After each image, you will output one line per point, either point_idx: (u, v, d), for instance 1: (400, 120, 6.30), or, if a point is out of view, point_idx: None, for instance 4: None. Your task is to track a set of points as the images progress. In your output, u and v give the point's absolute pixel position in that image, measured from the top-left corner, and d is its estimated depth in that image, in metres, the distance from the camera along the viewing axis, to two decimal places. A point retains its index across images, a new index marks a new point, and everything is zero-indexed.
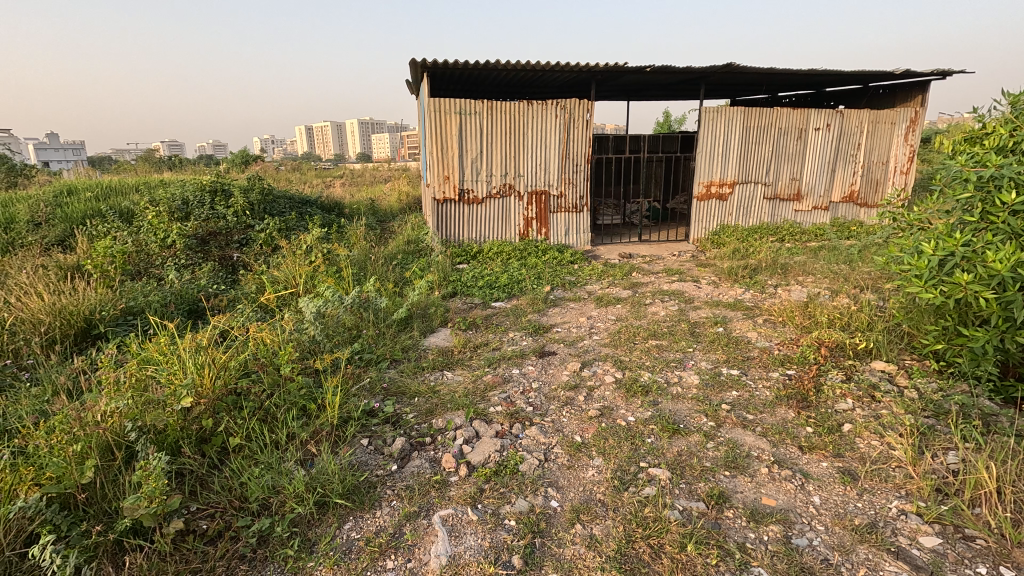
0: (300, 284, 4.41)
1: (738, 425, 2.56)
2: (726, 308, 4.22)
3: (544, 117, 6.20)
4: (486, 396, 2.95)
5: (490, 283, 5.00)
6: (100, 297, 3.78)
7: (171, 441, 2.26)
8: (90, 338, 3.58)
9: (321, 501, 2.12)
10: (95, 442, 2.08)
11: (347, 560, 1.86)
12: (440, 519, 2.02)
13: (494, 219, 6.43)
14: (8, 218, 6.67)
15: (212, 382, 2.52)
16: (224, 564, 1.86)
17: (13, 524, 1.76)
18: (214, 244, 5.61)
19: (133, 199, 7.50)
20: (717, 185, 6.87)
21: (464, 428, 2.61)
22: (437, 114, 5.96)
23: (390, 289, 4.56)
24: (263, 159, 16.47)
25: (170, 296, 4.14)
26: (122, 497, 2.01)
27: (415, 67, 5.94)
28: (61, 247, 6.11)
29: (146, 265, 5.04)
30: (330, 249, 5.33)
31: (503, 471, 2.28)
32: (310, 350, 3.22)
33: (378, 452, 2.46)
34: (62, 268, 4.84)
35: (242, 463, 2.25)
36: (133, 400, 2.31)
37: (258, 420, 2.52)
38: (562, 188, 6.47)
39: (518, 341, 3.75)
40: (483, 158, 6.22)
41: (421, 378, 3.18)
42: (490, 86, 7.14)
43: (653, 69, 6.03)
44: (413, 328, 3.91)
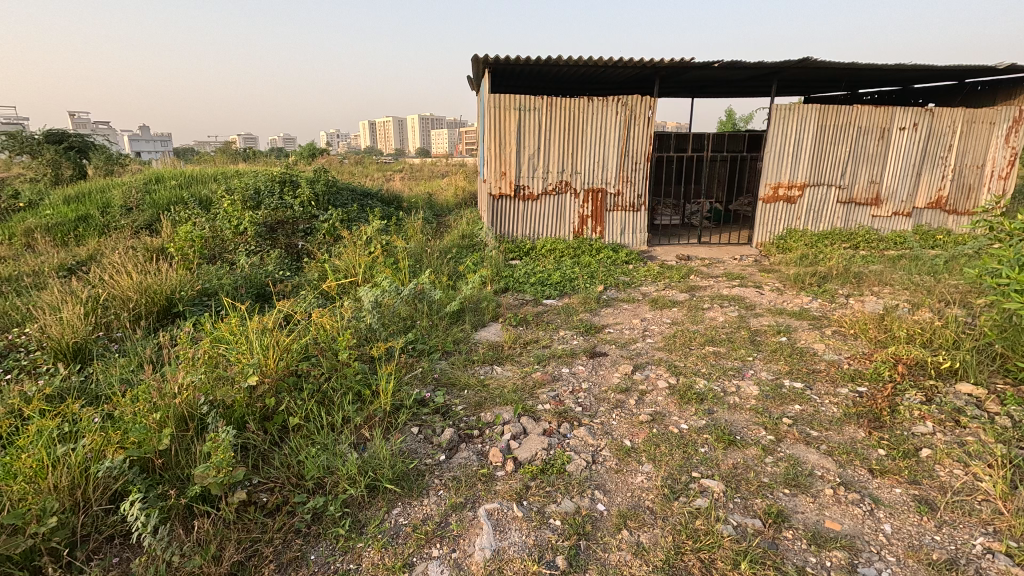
0: (359, 273, 4.57)
1: (800, 441, 2.42)
2: (791, 317, 3.99)
3: (604, 113, 6.09)
4: (535, 393, 2.94)
5: (543, 280, 4.98)
6: (180, 278, 4.08)
7: (238, 415, 2.40)
8: (170, 315, 3.87)
9: (372, 485, 2.18)
10: (172, 412, 2.25)
11: (395, 545, 1.91)
12: (485, 512, 2.03)
13: (548, 216, 6.40)
14: (105, 202, 7.34)
15: (275, 363, 2.65)
16: (281, 536, 1.95)
17: (101, 482, 1.94)
18: (281, 232, 5.94)
19: (211, 187, 8.04)
20: (786, 187, 6.51)
21: (512, 423, 2.62)
22: (497, 110, 5.99)
23: (443, 282, 4.65)
24: (329, 153, 17.21)
25: (241, 280, 4.41)
26: (193, 465, 2.16)
27: (477, 64, 6.00)
28: (148, 231, 6.64)
29: (221, 250, 5.39)
30: (389, 241, 5.50)
31: (550, 469, 2.27)
32: (367, 338, 3.34)
33: (427, 441, 2.51)
34: (149, 250, 5.27)
35: (300, 442, 2.36)
36: (206, 375, 2.48)
37: (317, 401, 2.64)
38: (619, 186, 6.34)
39: (569, 340, 3.71)
40: (541, 155, 6.19)
41: (471, 371, 3.21)
42: (551, 82, 7.08)
43: (722, 64, 5.78)
44: (464, 321, 3.97)
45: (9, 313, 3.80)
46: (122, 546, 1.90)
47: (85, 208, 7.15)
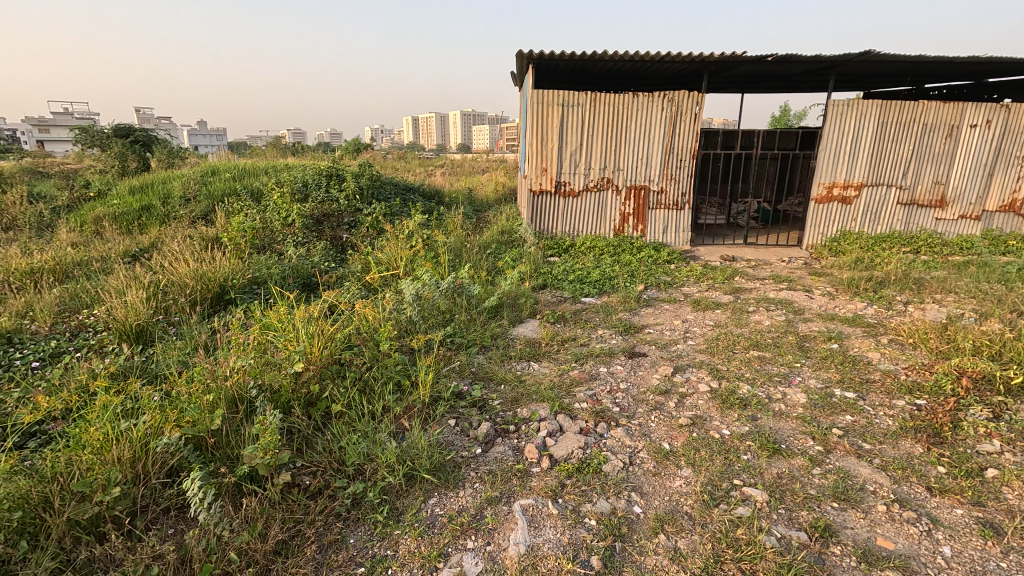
0: (401, 266, 4.65)
1: (851, 454, 2.31)
2: (843, 323, 3.81)
3: (649, 109, 5.97)
4: (572, 392, 2.92)
5: (582, 278, 4.93)
6: (233, 267, 4.28)
7: (285, 400, 2.49)
8: (222, 302, 4.05)
9: (410, 474, 2.23)
10: (224, 394, 2.37)
11: (431, 534, 1.94)
12: (520, 508, 2.04)
13: (589, 213, 6.33)
14: (165, 193, 7.75)
15: (320, 351, 2.74)
16: (323, 519, 2.02)
17: (160, 457, 2.06)
18: (327, 225, 6.13)
19: (262, 180, 8.36)
20: (841, 186, 6.21)
21: (548, 420, 2.61)
22: (540, 105, 5.97)
23: (482, 277, 4.68)
24: (372, 148, 17.58)
25: (289, 271, 4.58)
26: (241, 445, 2.26)
27: (521, 59, 5.99)
28: (205, 221, 6.98)
29: (271, 241, 5.61)
30: (430, 236, 5.58)
31: (586, 469, 2.25)
32: (407, 329, 3.40)
33: (464, 434, 2.54)
34: (205, 239, 5.54)
35: (342, 429, 2.43)
36: (255, 360, 2.59)
37: (358, 389, 2.71)
38: (663, 184, 6.21)
39: (608, 339, 3.66)
40: (583, 151, 6.13)
41: (508, 367, 3.22)
42: (595, 77, 6.99)
43: (776, 58, 5.55)
44: (502, 316, 3.98)
45: (80, 295, 4.07)
46: (176, 518, 2.00)
47: (148, 198, 7.57)
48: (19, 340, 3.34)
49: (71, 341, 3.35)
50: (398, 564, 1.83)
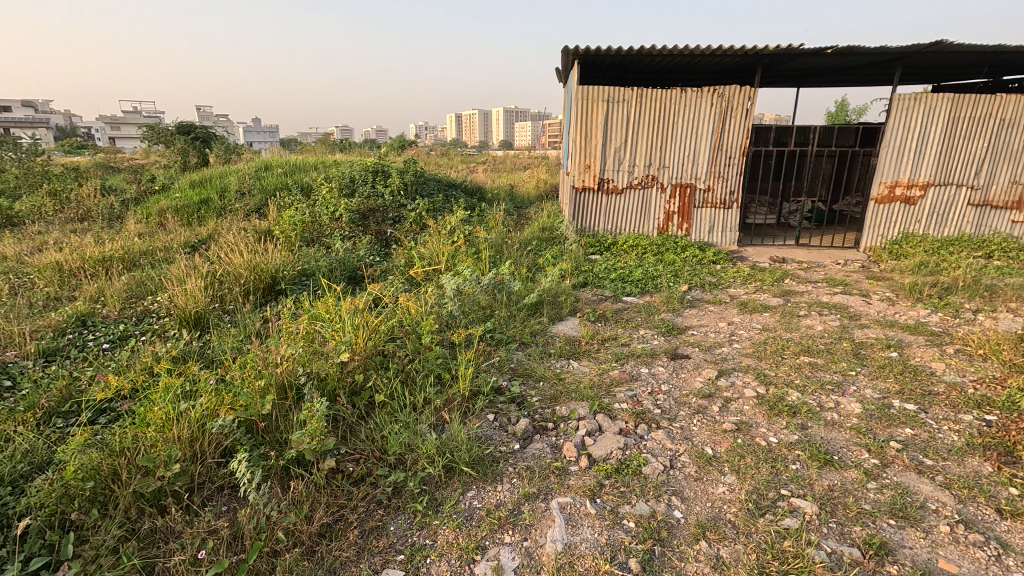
0: (443, 261, 4.70)
1: (911, 469, 2.17)
2: (904, 330, 3.60)
3: (698, 105, 5.81)
4: (612, 391, 2.88)
5: (624, 276, 4.86)
6: (284, 259, 4.46)
7: (331, 388, 2.58)
8: (274, 292, 4.22)
9: (449, 466, 2.26)
10: (274, 381, 2.47)
11: (469, 526, 1.96)
12: (558, 506, 2.03)
13: (632, 211, 6.23)
14: (222, 187, 8.15)
15: (365, 342, 2.82)
16: (365, 505, 2.07)
17: (215, 438, 2.17)
18: (372, 220, 6.29)
19: (312, 175, 8.65)
20: (904, 186, 5.85)
21: (587, 420, 2.59)
22: (585, 102, 5.91)
23: (523, 274, 4.68)
24: (417, 144, 17.87)
25: (336, 264, 4.72)
26: (290, 430, 2.35)
27: (566, 55, 5.95)
28: (258, 214, 7.29)
29: (319, 234, 5.80)
30: (471, 232, 5.63)
31: (625, 470, 2.22)
32: (448, 324, 3.45)
33: (503, 429, 2.55)
34: (258, 231, 5.80)
35: (385, 418, 2.48)
36: (304, 349, 2.69)
37: (401, 380, 2.77)
38: (710, 182, 6.03)
39: (649, 340, 3.59)
40: (628, 148, 6.03)
41: (547, 364, 3.21)
42: (642, 72, 6.85)
43: (836, 51, 5.28)
44: (542, 313, 3.98)
45: (145, 283, 4.34)
46: (229, 497, 2.10)
47: (207, 191, 7.98)
48: (93, 323, 3.59)
49: (137, 326, 3.58)
50: (435, 553, 1.86)
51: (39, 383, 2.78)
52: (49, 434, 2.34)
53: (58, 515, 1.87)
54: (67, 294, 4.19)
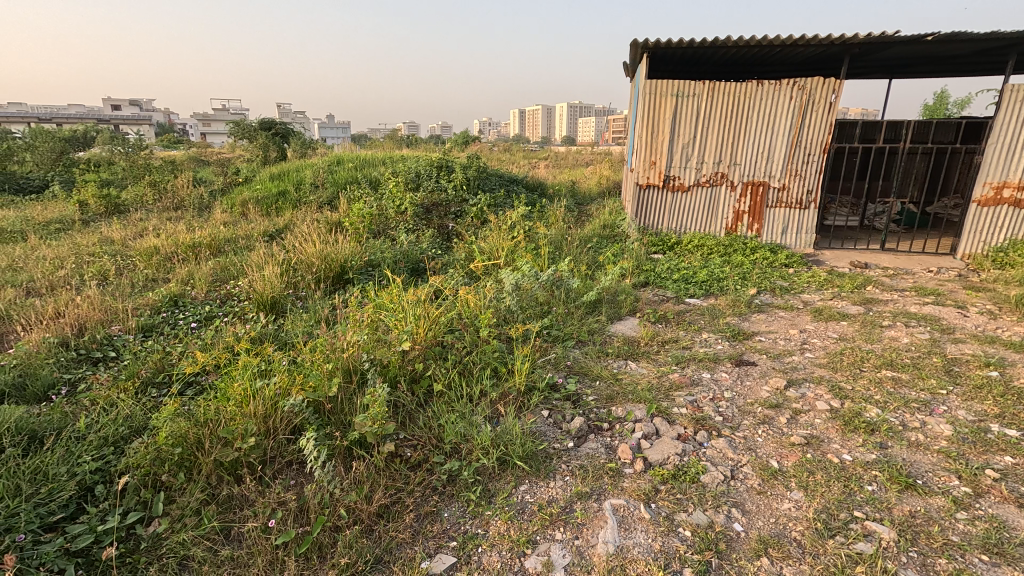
0: (502, 256, 4.73)
1: (1010, 502, 1.96)
2: (1007, 348, 3.24)
3: (775, 98, 5.50)
4: (671, 395, 2.80)
5: (687, 277, 4.70)
6: (352, 250, 4.67)
7: (392, 374, 2.68)
8: (342, 281, 4.43)
9: (502, 458, 2.29)
10: (341, 365, 2.60)
11: (520, 520, 1.98)
12: (611, 507, 2.01)
13: (699, 209, 5.99)
14: (298, 180, 8.64)
15: (425, 332, 2.91)
16: (421, 490, 2.14)
17: (287, 415, 2.32)
18: (435, 213, 6.44)
19: (380, 169, 8.98)
20: (1014, 187, 5.25)
21: (644, 423, 2.53)
22: (653, 96, 5.75)
23: (582, 271, 4.64)
24: (480, 140, 18.08)
25: (400, 256, 4.89)
26: (353, 413, 2.46)
27: (635, 49, 5.80)
28: (329, 206, 7.67)
29: (385, 227, 6.02)
30: (531, 227, 5.63)
31: (682, 476, 2.15)
32: (505, 318, 3.49)
33: (557, 426, 2.55)
34: (330, 223, 6.10)
35: (442, 408, 2.55)
36: (369, 336, 2.81)
37: (458, 371, 2.83)
38: (785, 180, 5.69)
39: (712, 344, 3.46)
40: (696, 144, 5.80)
41: (604, 363, 3.17)
42: (715, 64, 6.55)
43: (937, 38, 4.81)
44: (601, 312, 3.93)
45: (229, 268, 4.69)
46: (297, 471, 2.23)
47: (284, 184, 8.48)
48: (183, 303, 3.93)
49: (220, 307, 3.87)
50: (487, 543, 1.89)
51: (138, 355, 3.08)
52: (145, 402, 2.59)
53: (151, 476, 2.08)
54: (162, 276, 4.60)
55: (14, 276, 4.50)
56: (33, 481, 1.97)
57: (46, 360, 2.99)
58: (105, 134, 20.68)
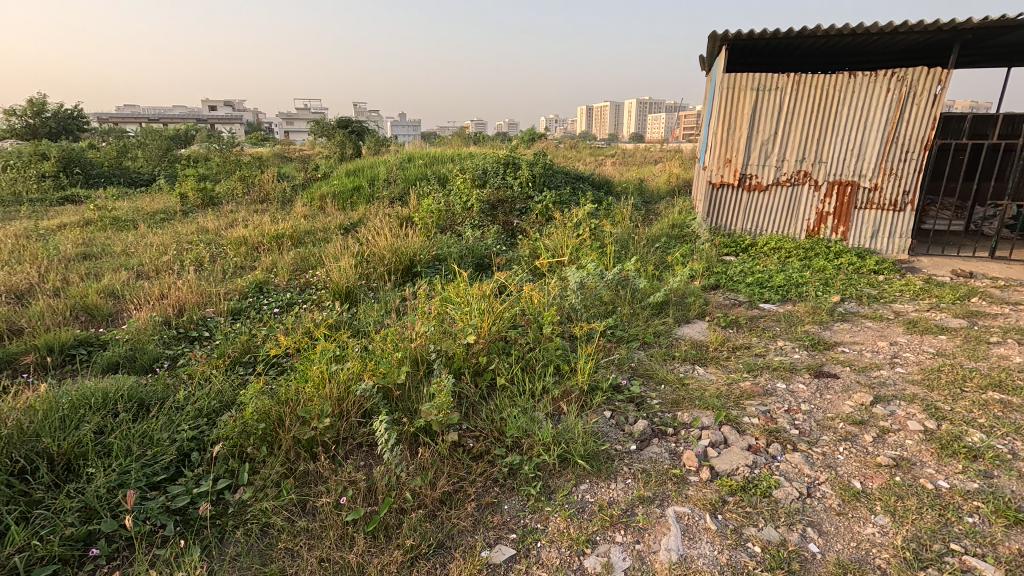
0: (567, 254, 4.71)
1: None
2: None
3: (870, 91, 5.09)
4: (741, 404, 2.68)
5: (762, 281, 4.46)
6: (420, 244, 4.82)
7: (457, 365, 2.75)
8: (411, 273, 4.59)
9: (564, 455, 2.28)
10: (409, 354, 2.71)
11: (580, 518, 1.97)
12: (674, 514, 1.95)
13: (777, 210, 5.67)
14: (372, 176, 9.03)
15: (489, 326, 2.96)
16: (482, 480, 2.18)
17: (359, 399, 2.44)
18: (501, 210, 6.52)
19: (448, 166, 9.20)
20: None
21: (711, 430, 2.44)
22: (731, 90, 5.49)
23: (649, 271, 4.52)
24: (546, 138, 18.02)
25: (465, 251, 4.99)
26: (420, 401, 2.54)
27: (713, 41, 5.57)
28: (400, 202, 7.97)
29: (453, 223, 6.16)
30: (597, 226, 5.56)
31: (752, 489, 2.06)
32: (569, 316, 3.47)
33: (619, 428, 2.51)
34: (400, 218, 6.33)
35: (504, 402, 2.58)
36: (436, 328, 2.90)
37: (522, 366, 2.86)
38: (878, 180, 5.26)
39: (788, 353, 3.26)
40: (778, 140, 5.48)
41: (670, 367, 3.08)
42: (802, 55, 6.16)
43: None
44: (668, 314, 3.81)
45: (308, 258, 4.99)
46: (366, 453, 2.34)
47: (359, 180, 8.89)
48: (267, 290, 4.22)
49: (300, 295, 4.12)
50: (547, 539, 1.90)
51: (228, 336, 3.34)
52: (234, 378, 2.82)
53: (238, 447, 2.26)
54: (249, 264, 4.97)
55: (126, 260, 5.03)
56: (141, 444, 2.21)
57: (152, 337, 3.32)
58: (203, 133, 22.58)
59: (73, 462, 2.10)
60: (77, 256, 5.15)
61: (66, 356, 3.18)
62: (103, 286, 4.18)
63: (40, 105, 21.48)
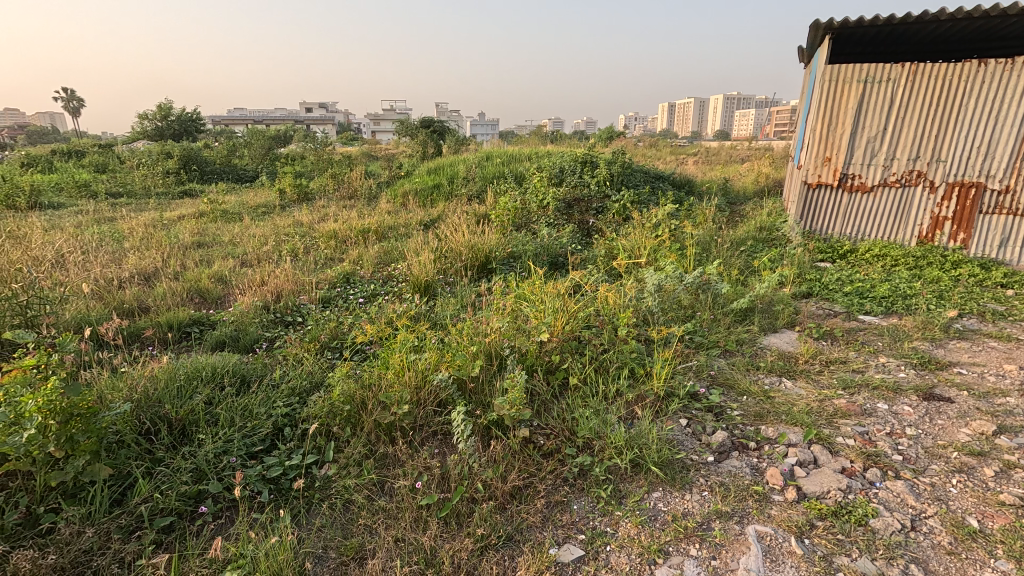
0: (644, 255, 4.58)
1: None
2: None
3: (1005, 81, 4.49)
4: (835, 422, 2.48)
5: (862, 290, 4.09)
6: (496, 241, 4.91)
7: (530, 362, 2.77)
8: (486, 269, 4.69)
9: (636, 461, 2.23)
10: (483, 348, 2.77)
11: (652, 526, 1.92)
12: (755, 533, 1.85)
13: (883, 214, 5.17)
14: (451, 174, 9.30)
15: (563, 326, 2.95)
16: (552, 479, 2.18)
17: (435, 390, 2.52)
18: (577, 209, 6.48)
19: (525, 164, 9.27)
20: None
21: (799, 448, 2.28)
22: (834, 83, 5.08)
23: (732, 276, 4.30)
24: (624, 136, 17.62)
25: (540, 250, 5.01)
26: (493, 395, 2.59)
27: (815, 30, 5.19)
28: (477, 199, 8.15)
29: (528, 220, 6.20)
30: (677, 227, 5.36)
31: (845, 515, 1.90)
32: (645, 319, 3.38)
33: (696, 437, 2.41)
34: (477, 215, 6.48)
35: (577, 401, 2.56)
36: (510, 325, 2.93)
37: (595, 368, 2.82)
38: (1009, 181, 4.63)
39: (892, 370, 2.96)
40: (887, 137, 4.99)
41: (753, 378, 2.91)
42: (920, 42, 5.56)
43: None
44: (752, 321, 3.60)
45: (390, 252, 5.24)
46: (441, 441, 2.42)
47: (439, 177, 9.19)
48: (353, 281, 4.49)
49: (382, 287, 4.35)
50: (616, 543, 1.87)
51: (319, 322, 3.59)
52: (323, 361, 3.02)
53: (325, 426, 2.42)
54: (338, 256, 5.31)
55: (233, 250, 5.54)
56: (243, 416, 2.43)
57: (253, 320, 3.64)
58: (301, 133, 24.41)
59: (187, 428, 2.36)
60: (194, 245, 5.76)
61: (182, 333, 3.58)
62: (214, 273, 4.64)
63: (166, 110, 24.22)
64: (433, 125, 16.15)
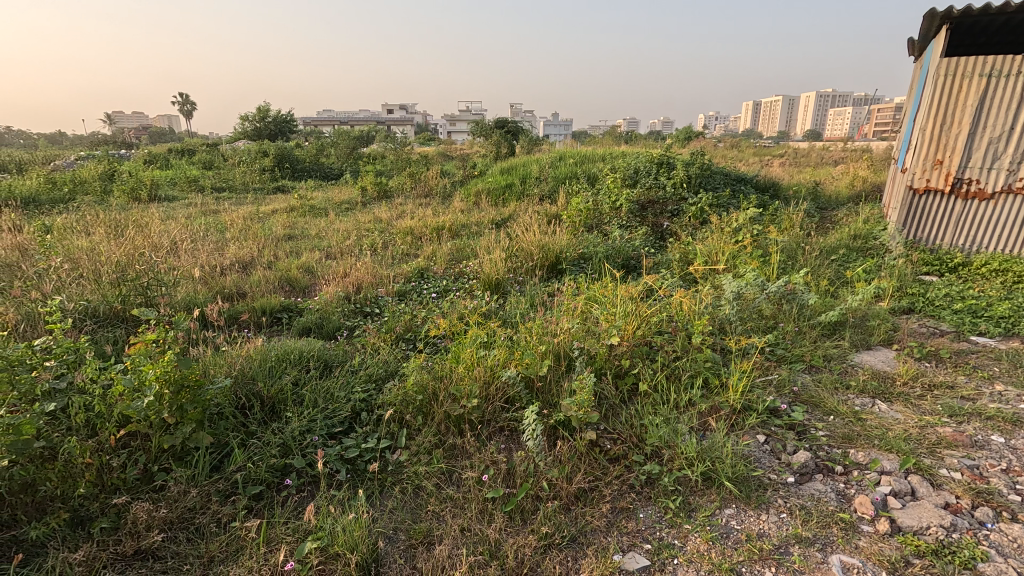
0: (722, 260, 4.39)
1: None
2: None
3: None
4: (938, 452, 2.24)
5: (975, 308, 3.67)
6: (567, 242, 4.90)
7: (599, 365, 2.74)
8: (556, 270, 4.69)
9: (708, 474, 2.14)
10: (552, 349, 2.77)
11: (724, 544, 1.84)
12: (839, 563, 1.73)
13: (1003, 224, 4.58)
14: (524, 173, 9.38)
15: (634, 330, 2.89)
16: (618, 485, 2.14)
17: (503, 386, 2.56)
18: (651, 211, 6.32)
19: (599, 165, 9.16)
20: None
21: (894, 477, 2.10)
22: (951, 78, 4.62)
23: (820, 286, 4.01)
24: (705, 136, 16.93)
25: (612, 252, 4.94)
26: (560, 395, 2.59)
27: (931, 20, 4.73)
28: (549, 199, 8.16)
29: (600, 221, 6.13)
30: (760, 232, 5.08)
31: (948, 555, 1.71)
32: (722, 328, 3.23)
33: (774, 455, 2.28)
34: (549, 215, 6.50)
35: (646, 408, 2.51)
36: (581, 327, 2.92)
37: (666, 375, 2.74)
38: None
39: (1010, 401, 2.63)
40: (1015, 137, 4.41)
41: (842, 397, 2.70)
42: None
43: None
44: (842, 336, 3.34)
45: (463, 249, 5.38)
46: (508, 437, 2.46)
47: (512, 177, 9.29)
48: (427, 276, 4.65)
49: (454, 283, 4.47)
50: (684, 557, 1.81)
51: (394, 314, 3.76)
52: (398, 352, 3.16)
53: (399, 414, 2.53)
54: (413, 251, 5.52)
55: (320, 243, 5.93)
56: (325, 399, 2.60)
57: (335, 309, 3.88)
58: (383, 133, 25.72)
59: (277, 405, 2.55)
60: (285, 237, 6.22)
61: (274, 318, 3.88)
62: (302, 264, 5.00)
63: (266, 113, 26.33)
64: (508, 125, 16.38)
